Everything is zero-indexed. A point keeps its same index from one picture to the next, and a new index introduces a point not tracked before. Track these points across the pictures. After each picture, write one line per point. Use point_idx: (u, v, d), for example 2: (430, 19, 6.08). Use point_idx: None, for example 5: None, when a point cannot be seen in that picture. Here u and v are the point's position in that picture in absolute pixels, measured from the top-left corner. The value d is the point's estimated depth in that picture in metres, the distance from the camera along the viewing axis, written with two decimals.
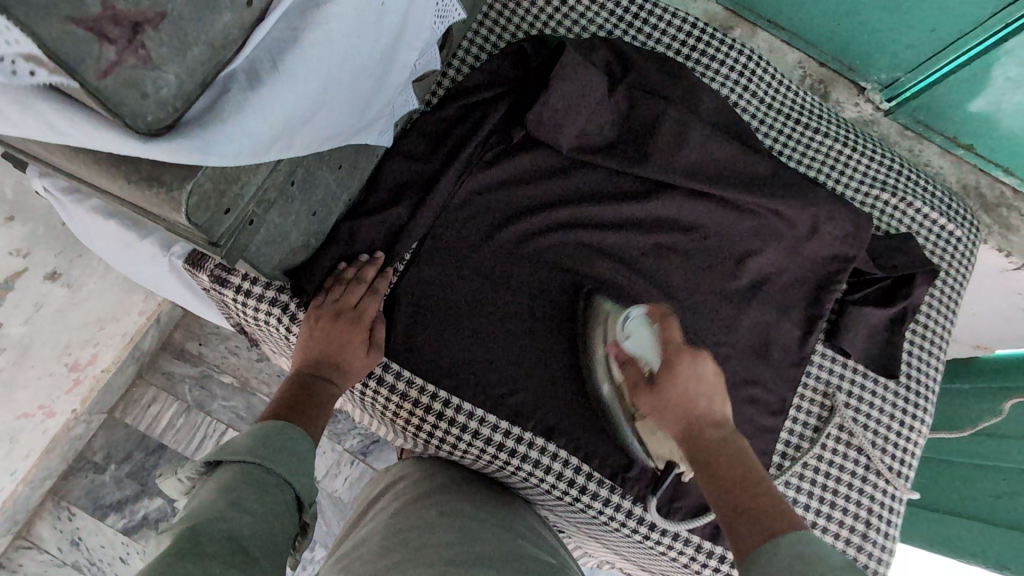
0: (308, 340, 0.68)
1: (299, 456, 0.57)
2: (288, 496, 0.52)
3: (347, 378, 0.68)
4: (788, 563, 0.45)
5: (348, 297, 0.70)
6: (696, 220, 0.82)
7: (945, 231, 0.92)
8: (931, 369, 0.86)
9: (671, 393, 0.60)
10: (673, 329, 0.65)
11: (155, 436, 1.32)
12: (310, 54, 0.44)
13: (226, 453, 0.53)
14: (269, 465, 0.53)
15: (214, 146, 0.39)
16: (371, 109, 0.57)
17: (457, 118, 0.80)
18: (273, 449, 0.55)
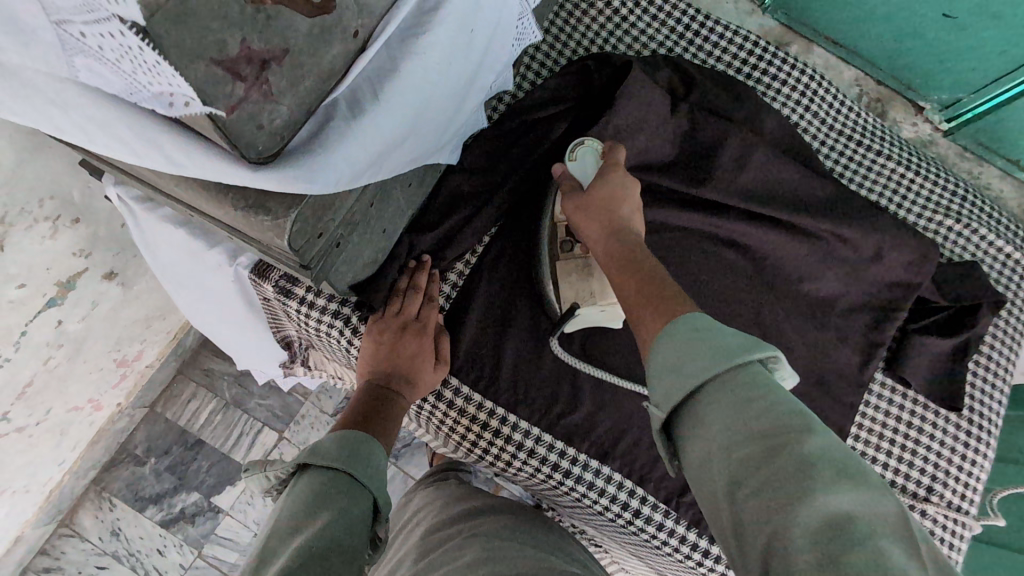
0: (372, 353, 0.69)
1: (379, 466, 0.58)
2: (366, 503, 0.53)
3: (414, 390, 0.69)
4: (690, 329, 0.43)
5: (408, 312, 0.70)
6: (757, 243, 0.81)
7: (1011, 259, 0.89)
8: (994, 401, 0.84)
9: (598, 191, 0.62)
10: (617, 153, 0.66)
11: (194, 432, 1.35)
12: (407, 82, 0.44)
13: (314, 456, 0.55)
14: (354, 472, 0.55)
15: (318, 173, 0.40)
16: (449, 131, 0.57)
17: (518, 134, 0.80)
18: (355, 455, 0.57)
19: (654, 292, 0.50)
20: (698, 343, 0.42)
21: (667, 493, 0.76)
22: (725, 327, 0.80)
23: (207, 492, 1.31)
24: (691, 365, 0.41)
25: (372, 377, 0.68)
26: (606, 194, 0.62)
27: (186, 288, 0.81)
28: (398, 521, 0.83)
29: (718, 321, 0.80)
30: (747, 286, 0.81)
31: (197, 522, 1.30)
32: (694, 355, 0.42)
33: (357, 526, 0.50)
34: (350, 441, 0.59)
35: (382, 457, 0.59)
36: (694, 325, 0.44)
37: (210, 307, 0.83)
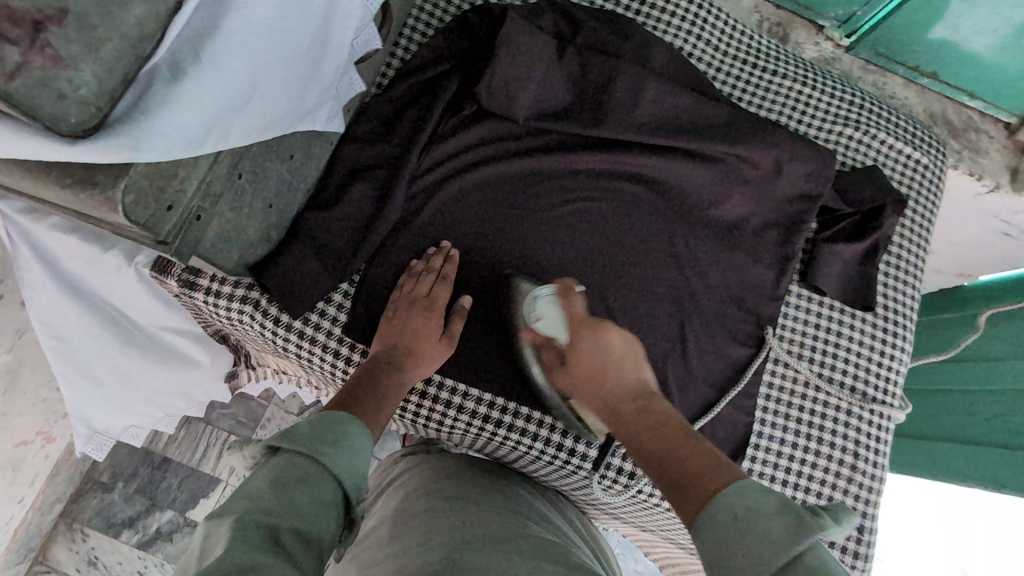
0: (382, 326, 0.71)
1: (354, 452, 0.57)
2: (336, 495, 0.53)
3: (420, 366, 0.69)
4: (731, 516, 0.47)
5: (420, 289, 0.72)
6: (660, 175, 0.82)
7: (910, 160, 0.92)
8: (907, 297, 0.87)
9: (583, 361, 0.65)
10: (576, 306, 0.70)
11: (159, 450, 1.33)
12: (231, 42, 0.43)
13: (285, 440, 0.54)
14: (322, 459, 0.54)
15: (144, 141, 0.39)
16: (311, 94, 0.56)
17: (410, 98, 0.79)
18: (326, 441, 0.56)
19: (679, 474, 0.53)
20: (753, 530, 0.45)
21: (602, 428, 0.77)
22: (639, 264, 0.81)
23: (181, 508, 1.30)
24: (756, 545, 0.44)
25: (379, 352, 0.70)
26: (591, 360, 0.65)
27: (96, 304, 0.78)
28: (373, 487, 0.83)
29: (632, 256, 0.81)
30: (659, 221, 0.82)
31: (174, 539, 1.29)
32: (746, 547, 0.44)
33: (324, 522, 0.50)
34: (325, 423, 0.58)
35: (360, 442, 0.59)
36: (734, 502, 0.48)
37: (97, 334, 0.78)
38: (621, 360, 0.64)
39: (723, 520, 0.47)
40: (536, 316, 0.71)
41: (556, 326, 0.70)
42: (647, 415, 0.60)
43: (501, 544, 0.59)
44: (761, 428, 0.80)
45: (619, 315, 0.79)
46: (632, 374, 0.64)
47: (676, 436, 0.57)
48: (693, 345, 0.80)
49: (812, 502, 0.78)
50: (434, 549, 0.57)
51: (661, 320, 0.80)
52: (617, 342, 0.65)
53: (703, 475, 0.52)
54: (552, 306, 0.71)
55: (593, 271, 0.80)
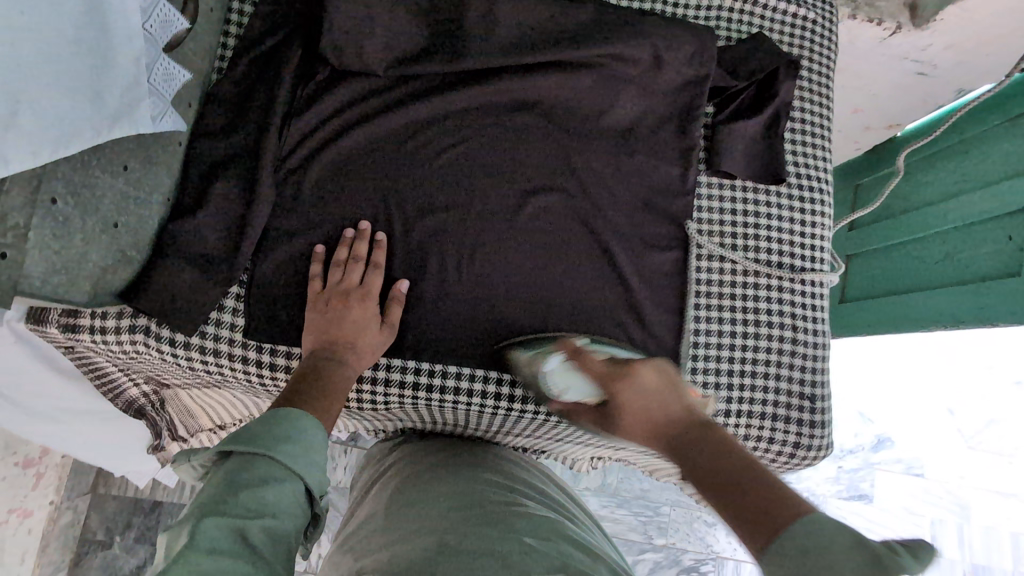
0: (314, 320, 0.68)
1: (310, 438, 0.53)
2: (301, 492, 0.49)
3: (362, 355, 0.67)
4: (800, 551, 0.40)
5: (350, 281, 0.70)
6: (541, 95, 0.78)
7: (798, 19, 0.88)
8: (818, 160, 0.85)
9: (630, 400, 0.63)
10: (594, 364, 0.69)
11: (147, 497, 1.31)
12: None
13: (236, 441, 0.49)
14: (281, 456, 0.49)
15: None
16: (111, 95, 0.51)
17: (254, 76, 0.73)
18: (284, 434, 0.51)
19: (742, 508, 0.45)
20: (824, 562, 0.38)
21: None
22: (542, 192, 0.78)
23: None
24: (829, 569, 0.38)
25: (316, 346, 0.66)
26: (642, 399, 0.62)
27: None
28: (359, 487, 0.82)
29: (529, 187, 0.78)
30: (550, 146, 0.78)
31: None
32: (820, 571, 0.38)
33: (293, 520, 0.47)
34: (282, 420, 0.53)
35: (315, 430, 0.54)
36: (807, 534, 0.40)
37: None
38: (662, 395, 0.62)
39: (792, 553, 0.40)
40: (559, 387, 0.71)
41: (583, 386, 0.69)
42: (711, 434, 0.55)
43: (492, 524, 0.58)
44: (695, 325, 0.79)
45: (530, 249, 0.77)
46: (678, 402, 0.61)
47: (727, 460, 0.50)
48: (613, 261, 0.77)
49: (761, 386, 0.78)
50: (422, 536, 0.57)
51: (576, 243, 0.78)
52: (652, 378, 0.63)
53: (757, 505, 0.45)
54: (569, 374, 0.70)
55: (495, 211, 0.77)
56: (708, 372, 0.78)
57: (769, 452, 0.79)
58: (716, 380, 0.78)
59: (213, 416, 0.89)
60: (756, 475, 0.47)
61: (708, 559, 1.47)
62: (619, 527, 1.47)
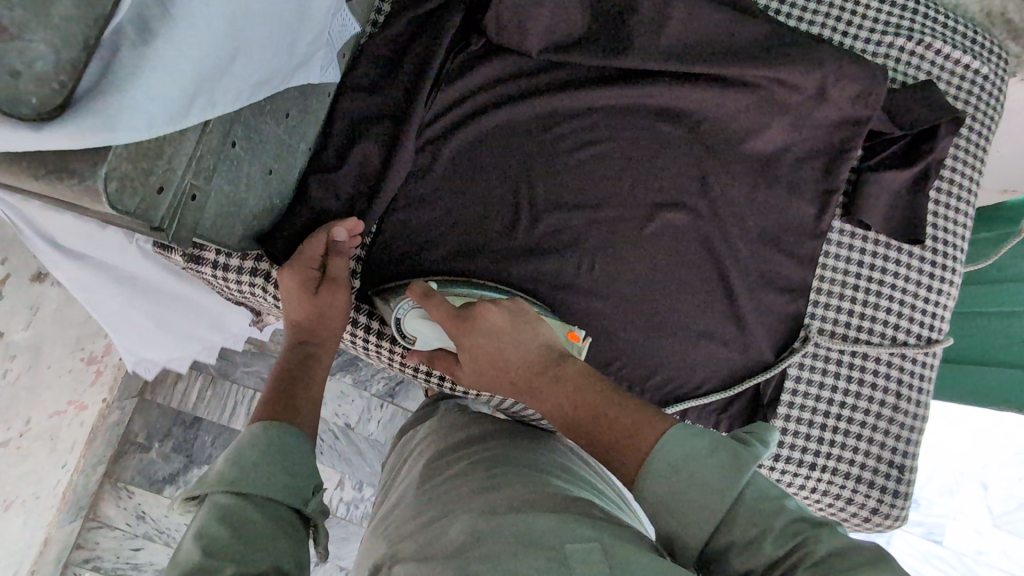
0: (288, 320, 0.65)
1: (257, 454, 0.51)
2: (274, 512, 0.48)
3: (329, 337, 0.66)
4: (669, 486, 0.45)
5: (307, 252, 0.64)
6: (690, 106, 0.74)
7: (969, 72, 0.82)
8: (959, 226, 0.81)
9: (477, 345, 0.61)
10: (438, 306, 0.63)
11: (188, 410, 1.37)
12: None
13: (201, 486, 0.48)
14: (243, 486, 0.48)
15: (118, 118, 0.34)
16: (303, 40, 0.50)
17: (410, 35, 0.70)
18: (230, 464, 0.49)
19: (603, 450, 0.51)
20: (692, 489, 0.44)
21: (631, 382, 0.75)
22: (672, 207, 0.75)
23: None
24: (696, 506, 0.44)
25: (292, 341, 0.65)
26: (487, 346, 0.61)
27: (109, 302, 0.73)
28: (391, 462, 0.78)
29: (659, 200, 0.75)
30: (688, 160, 0.75)
31: None
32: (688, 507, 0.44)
33: (272, 536, 0.46)
34: (260, 441, 0.52)
35: (261, 440, 0.52)
36: (675, 456, 0.46)
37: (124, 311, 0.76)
38: (514, 334, 0.61)
39: (663, 478, 0.46)
40: (412, 334, 0.67)
41: (432, 333, 0.66)
42: (556, 384, 0.57)
43: (512, 507, 0.52)
44: (799, 371, 0.77)
45: (647, 264, 0.75)
46: (529, 340, 0.61)
47: (586, 400, 0.55)
48: (728, 291, 0.75)
49: (851, 445, 0.77)
50: (455, 522, 0.52)
51: (694, 266, 0.75)
52: (495, 317, 0.61)
53: (624, 437, 0.49)
54: (420, 319, 0.66)
55: (620, 217, 0.74)
56: (802, 422, 0.77)
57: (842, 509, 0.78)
58: (807, 431, 0.77)
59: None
60: (630, 429, 0.50)
61: None
62: None
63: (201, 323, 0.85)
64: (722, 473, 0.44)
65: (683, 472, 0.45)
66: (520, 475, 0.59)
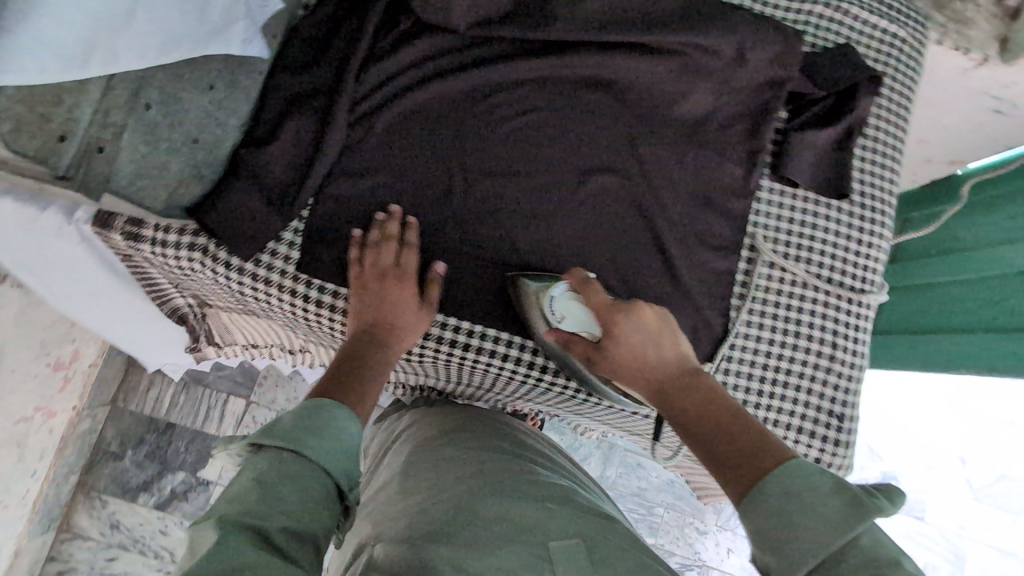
0: (359, 309, 0.69)
1: (337, 431, 0.54)
2: (326, 486, 0.51)
3: (400, 334, 0.68)
4: (782, 502, 0.46)
5: (386, 261, 0.70)
6: (617, 74, 0.77)
7: (887, 36, 0.86)
8: (885, 182, 0.84)
9: (621, 347, 0.65)
10: (597, 296, 0.68)
11: (162, 416, 1.36)
12: None
13: (267, 436, 0.51)
14: (308, 453, 0.51)
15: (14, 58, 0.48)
16: (215, 14, 0.57)
17: (341, 15, 0.73)
18: (308, 427, 0.53)
19: (730, 461, 0.52)
20: (807, 510, 0.45)
21: None
22: (603, 175, 0.77)
23: (192, 468, 1.34)
24: (797, 539, 0.45)
25: (359, 328, 0.68)
26: (643, 342, 0.64)
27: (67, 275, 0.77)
28: (377, 448, 0.85)
29: (591, 167, 0.77)
30: (619, 129, 0.78)
31: (190, 497, 1.34)
32: (796, 538, 0.45)
33: (319, 508, 0.49)
34: (313, 411, 0.55)
35: (346, 420, 0.56)
36: (788, 478, 0.47)
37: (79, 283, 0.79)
38: (656, 339, 0.64)
39: (777, 503, 0.47)
40: (559, 315, 0.70)
41: (582, 319, 0.70)
42: (690, 398, 0.59)
43: (503, 495, 0.60)
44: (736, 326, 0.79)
45: (583, 228, 0.77)
46: (671, 352, 0.64)
47: (713, 417, 0.57)
48: (662, 252, 0.77)
49: (790, 397, 0.78)
50: (440, 502, 0.60)
51: (629, 229, 0.77)
52: (648, 323, 0.65)
53: (753, 450, 0.51)
54: (572, 302, 0.70)
55: (554, 184, 0.77)
56: (741, 375, 0.78)
57: None
58: (747, 383, 0.78)
59: (251, 335, 0.95)
60: (760, 442, 0.52)
61: (693, 565, 1.49)
62: None
63: (134, 302, 0.86)
64: (842, 512, 0.44)
65: (799, 500, 0.46)
66: (509, 466, 0.67)
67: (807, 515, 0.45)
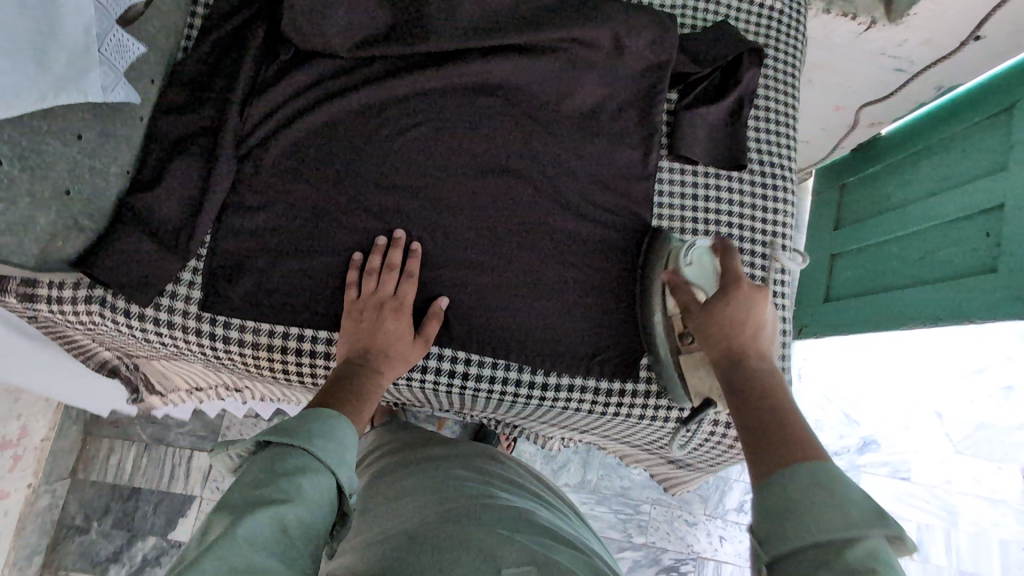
0: (351, 328, 0.70)
1: (345, 448, 0.56)
2: (331, 487, 0.53)
3: (392, 361, 0.69)
4: (805, 490, 0.45)
5: (384, 291, 0.71)
6: (503, 77, 0.78)
7: (765, 10, 0.88)
8: (782, 148, 0.85)
9: (722, 311, 0.61)
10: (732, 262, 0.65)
11: (126, 482, 1.32)
12: None
13: (273, 433, 0.54)
14: (311, 450, 0.53)
15: None
16: (57, 58, 0.52)
17: (218, 53, 0.74)
18: (317, 433, 0.55)
19: (774, 443, 0.50)
20: (827, 497, 0.44)
21: (490, 347, 0.75)
22: (503, 178, 0.78)
23: (163, 531, 1.30)
24: (809, 519, 0.43)
25: (349, 351, 0.69)
26: (731, 315, 0.61)
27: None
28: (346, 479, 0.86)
29: (491, 170, 0.78)
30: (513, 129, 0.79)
31: (163, 562, 1.29)
32: (813, 511, 0.43)
33: (323, 508, 0.51)
34: (312, 422, 0.56)
35: (349, 442, 0.57)
36: (819, 475, 0.45)
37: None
38: (755, 322, 0.61)
39: (796, 490, 0.45)
40: (689, 260, 0.71)
41: (707, 278, 0.70)
42: (759, 377, 0.57)
43: (467, 518, 0.60)
44: None
45: (490, 230, 0.77)
46: (762, 336, 0.61)
47: (779, 402, 0.54)
48: (571, 244, 0.78)
49: None
50: (399, 528, 0.61)
51: (535, 225, 0.78)
52: (756, 302, 0.61)
53: (799, 441, 0.49)
54: (708, 261, 0.71)
55: (455, 191, 0.77)
56: None
57: (724, 431, 0.80)
58: None
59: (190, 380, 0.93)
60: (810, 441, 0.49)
61: (688, 559, 1.46)
62: (599, 524, 1.46)
63: (35, 372, 0.84)
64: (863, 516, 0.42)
65: (828, 489, 0.44)
66: (473, 488, 0.67)
67: (822, 508, 0.43)
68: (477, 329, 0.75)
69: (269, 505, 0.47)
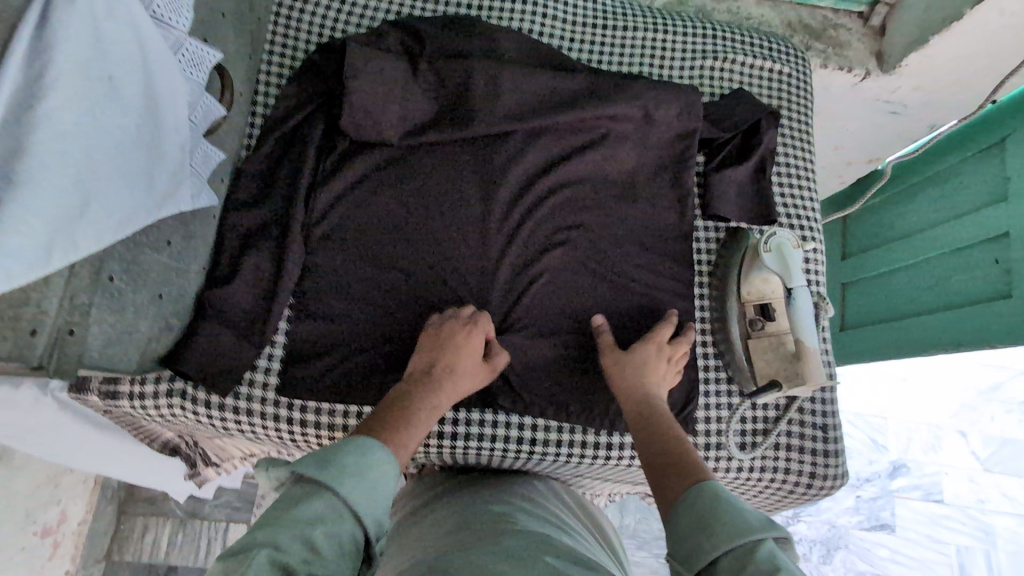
0: (423, 347, 0.71)
1: (374, 487, 0.52)
2: (353, 533, 0.49)
3: (456, 387, 0.69)
4: (687, 518, 0.50)
5: (467, 315, 0.74)
6: (544, 153, 0.84)
7: (773, 74, 0.98)
8: (807, 200, 0.91)
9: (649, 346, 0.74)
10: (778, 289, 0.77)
11: (162, 561, 1.29)
12: (52, 145, 0.43)
13: (299, 469, 0.51)
14: (340, 489, 0.50)
15: None
16: (159, 179, 0.56)
17: (283, 148, 0.79)
18: (348, 468, 0.52)
19: (665, 465, 0.58)
20: (708, 524, 0.48)
21: (553, 411, 0.78)
22: (552, 248, 0.82)
23: None
24: (704, 532, 0.48)
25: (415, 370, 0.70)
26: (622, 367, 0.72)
27: (61, 442, 0.78)
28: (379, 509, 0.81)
29: (539, 240, 0.83)
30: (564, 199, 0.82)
31: None
32: (711, 530, 0.48)
33: (344, 552, 0.47)
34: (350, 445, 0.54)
35: (384, 477, 0.54)
36: (702, 503, 0.51)
37: (72, 445, 0.80)
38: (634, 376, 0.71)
39: (685, 514, 0.51)
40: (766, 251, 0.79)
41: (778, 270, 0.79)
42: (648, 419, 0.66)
43: (501, 534, 0.55)
44: (704, 364, 0.81)
45: (546, 296, 0.81)
46: (635, 391, 0.70)
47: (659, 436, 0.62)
48: (621, 305, 0.82)
49: (773, 419, 0.80)
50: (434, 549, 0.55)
51: (586, 289, 0.82)
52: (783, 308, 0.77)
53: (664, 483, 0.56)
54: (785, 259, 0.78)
55: (508, 264, 0.80)
56: (723, 407, 0.79)
57: (790, 481, 0.80)
58: (731, 415, 0.79)
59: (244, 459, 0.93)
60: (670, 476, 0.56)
61: None
62: (641, 570, 1.45)
63: (107, 455, 0.86)
64: (759, 521, 0.48)
65: (719, 501, 0.50)
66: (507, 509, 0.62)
67: (710, 525, 0.48)
68: (539, 395, 0.78)
69: (277, 551, 0.43)
